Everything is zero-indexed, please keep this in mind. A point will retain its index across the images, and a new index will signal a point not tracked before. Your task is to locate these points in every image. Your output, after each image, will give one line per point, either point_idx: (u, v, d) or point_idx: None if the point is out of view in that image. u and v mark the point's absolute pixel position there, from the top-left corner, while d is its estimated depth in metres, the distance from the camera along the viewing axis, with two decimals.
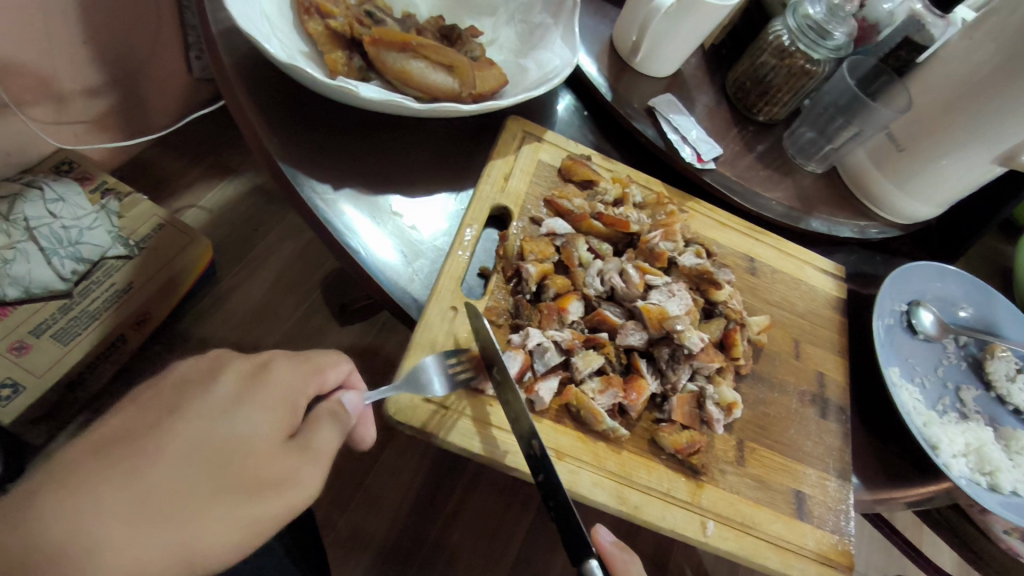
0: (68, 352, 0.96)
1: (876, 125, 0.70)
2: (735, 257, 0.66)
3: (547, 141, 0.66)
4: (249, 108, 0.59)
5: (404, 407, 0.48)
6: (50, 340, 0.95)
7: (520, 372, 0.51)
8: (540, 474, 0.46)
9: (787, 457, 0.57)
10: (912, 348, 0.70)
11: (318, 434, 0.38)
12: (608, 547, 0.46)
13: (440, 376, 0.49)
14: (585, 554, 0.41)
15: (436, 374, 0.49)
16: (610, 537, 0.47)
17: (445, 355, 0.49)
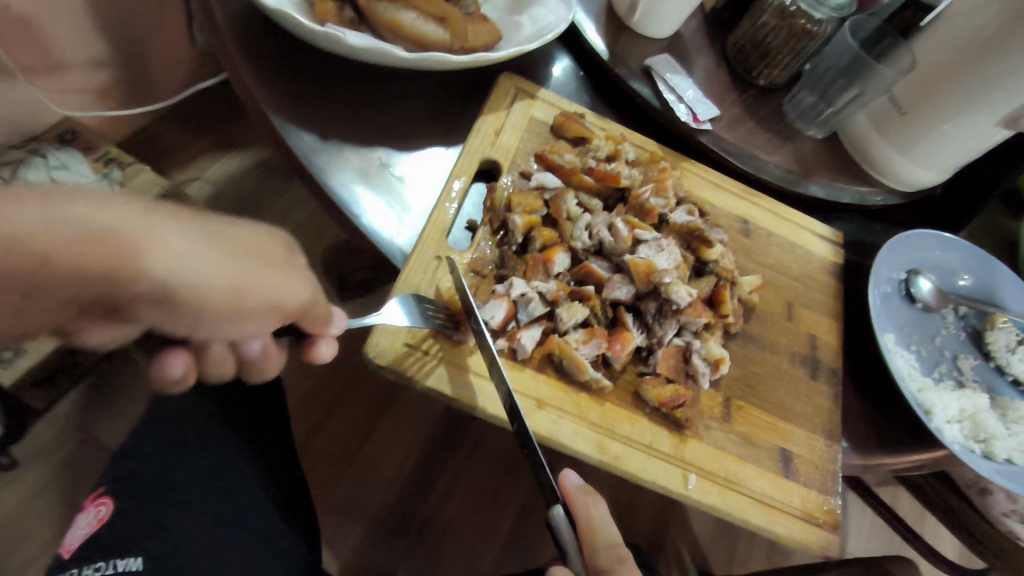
0: None
1: (879, 89, 0.68)
2: (728, 218, 0.65)
3: (540, 98, 0.64)
4: (238, 59, 0.58)
5: (382, 348, 0.48)
6: None
7: (505, 320, 0.51)
8: (515, 423, 0.46)
9: (774, 416, 0.56)
10: (910, 316, 0.68)
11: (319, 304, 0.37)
12: (574, 489, 0.46)
13: (419, 314, 0.48)
14: (554, 499, 0.45)
15: (416, 312, 0.48)
16: (576, 481, 0.46)
17: (424, 300, 0.49)
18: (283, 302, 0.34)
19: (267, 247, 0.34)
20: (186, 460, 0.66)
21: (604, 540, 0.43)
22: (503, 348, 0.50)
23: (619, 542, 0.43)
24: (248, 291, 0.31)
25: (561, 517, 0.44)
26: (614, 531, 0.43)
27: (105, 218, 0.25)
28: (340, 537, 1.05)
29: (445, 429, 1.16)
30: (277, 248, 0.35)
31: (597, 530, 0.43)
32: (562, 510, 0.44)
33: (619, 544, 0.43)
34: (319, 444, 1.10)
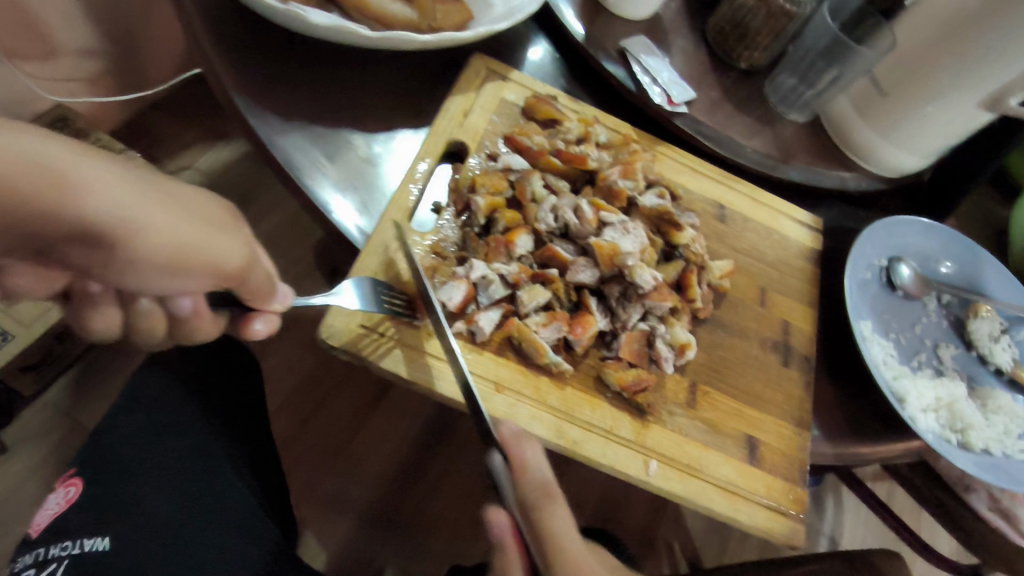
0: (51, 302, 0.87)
1: (859, 70, 0.66)
2: (702, 203, 0.64)
3: (512, 80, 0.63)
4: (204, 38, 0.57)
5: (336, 330, 0.48)
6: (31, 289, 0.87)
7: (464, 303, 0.50)
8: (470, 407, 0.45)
9: (742, 403, 0.55)
10: (890, 304, 0.67)
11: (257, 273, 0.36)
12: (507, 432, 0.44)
13: (371, 298, 0.47)
14: (492, 448, 0.43)
15: (368, 295, 0.47)
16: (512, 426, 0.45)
17: (379, 283, 0.48)
18: (227, 264, 0.33)
19: (211, 210, 0.33)
20: (159, 443, 0.66)
21: (536, 484, 0.42)
22: (462, 330, 0.50)
23: (551, 483, 0.42)
24: (190, 247, 0.30)
25: (499, 467, 0.42)
26: (547, 474, 0.42)
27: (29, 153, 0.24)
28: (327, 526, 1.05)
29: (434, 418, 1.16)
30: (223, 208, 0.34)
31: (529, 474, 0.42)
32: (501, 460, 0.43)
33: (548, 481, 0.42)
34: (308, 434, 1.10)
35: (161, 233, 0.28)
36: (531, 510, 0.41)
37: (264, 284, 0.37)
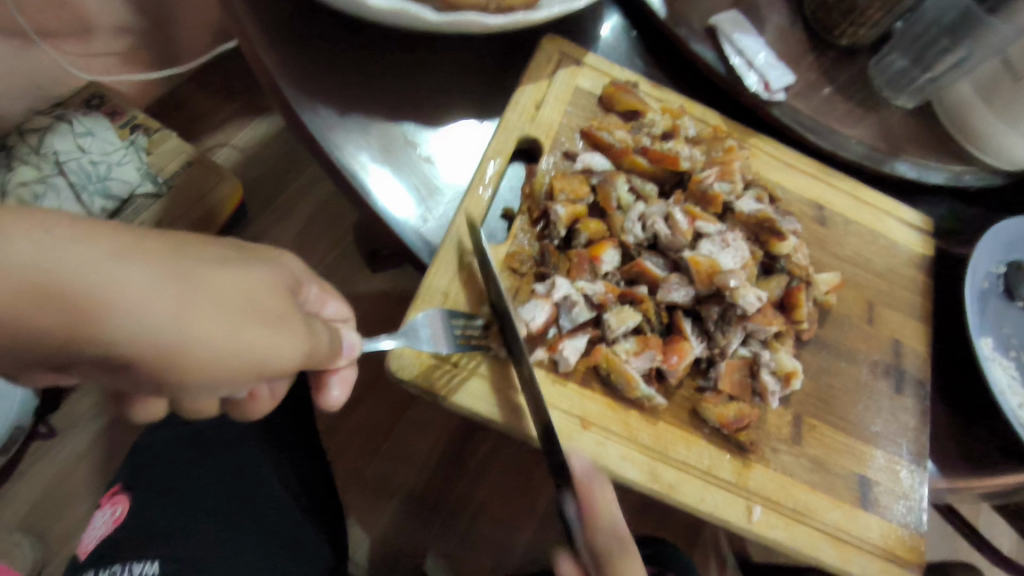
0: None
1: (991, 48, 0.56)
2: (802, 204, 0.57)
3: (587, 65, 0.56)
4: (247, 20, 0.51)
5: (407, 362, 0.44)
6: None
7: (548, 325, 0.44)
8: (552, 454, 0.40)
9: (851, 438, 0.49)
10: (1010, 317, 0.59)
11: (318, 341, 0.31)
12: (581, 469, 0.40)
13: (441, 333, 0.44)
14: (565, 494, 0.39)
15: (438, 330, 0.44)
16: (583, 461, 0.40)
17: (452, 314, 0.45)
18: (281, 356, 0.28)
19: (264, 296, 0.28)
20: (205, 462, 0.63)
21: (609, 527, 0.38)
22: (542, 360, 0.45)
23: (625, 532, 0.38)
24: (242, 344, 0.25)
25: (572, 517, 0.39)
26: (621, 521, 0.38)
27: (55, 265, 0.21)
28: (371, 517, 1.03)
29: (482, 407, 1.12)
30: (277, 287, 0.29)
31: (610, 528, 0.38)
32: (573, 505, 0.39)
33: (622, 530, 0.38)
34: (351, 423, 1.07)
35: (205, 339, 0.24)
36: (600, 562, 0.37)
37: (326, 354, 0.33)
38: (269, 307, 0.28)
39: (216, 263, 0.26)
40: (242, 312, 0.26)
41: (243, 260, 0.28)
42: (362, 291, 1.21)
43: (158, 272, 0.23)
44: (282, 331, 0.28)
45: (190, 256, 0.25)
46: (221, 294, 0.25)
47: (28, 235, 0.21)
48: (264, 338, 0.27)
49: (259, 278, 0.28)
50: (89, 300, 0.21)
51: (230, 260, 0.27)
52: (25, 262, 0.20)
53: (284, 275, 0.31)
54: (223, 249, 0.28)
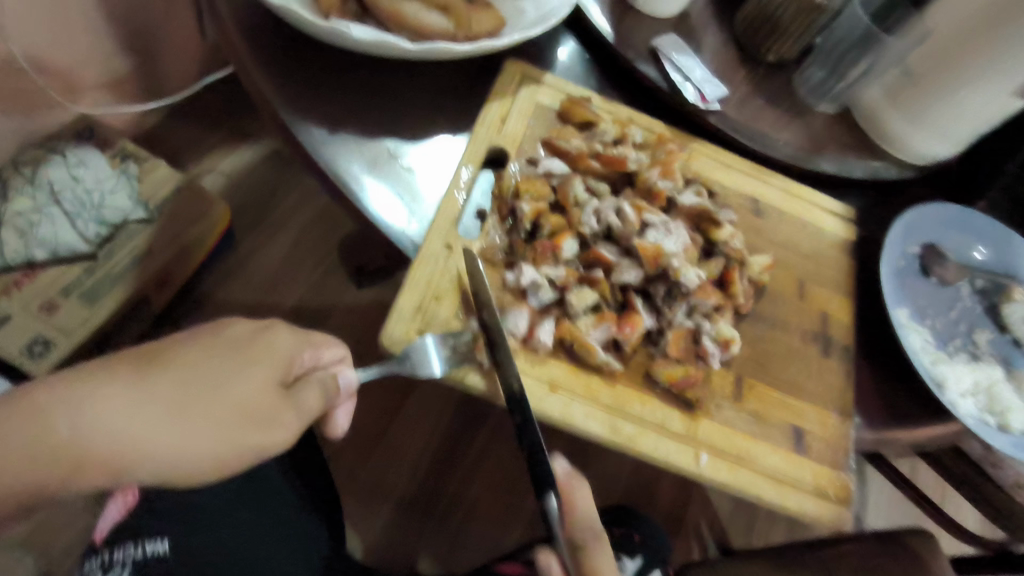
0: (37, 363, 0.96)
1: (891, 59, 0.68)
2: (739, 197, 0.65)
3: (546, 84, 0.64)
4: (248, 57, 0.58)
5: (396, 336, 0.51)
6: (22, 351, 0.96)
7: (529, 326, 0.52)
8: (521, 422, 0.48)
9: (785, 394, 0.57)
10: (925, 291, 0.68)
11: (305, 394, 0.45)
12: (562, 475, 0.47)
13: (436, 354, 0.50)
14: (548, 491, 0.46)
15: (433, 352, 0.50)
16: (565, 466, 0.48)
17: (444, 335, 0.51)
18: (280, 435, 0.43)
19: (263, 397, 0.43)
20: None
21: (586, 522, 0.46)
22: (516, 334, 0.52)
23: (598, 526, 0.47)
24: (246, 434, 0.41)
25: (555, 514, 0.45)
26: (592, 516, 0.47)
27: (102, 442, 0.36)
28: (366, 520, 1.08)
29: (467, 411, 1.18)
30: (272, 384, 0.44)
31: (579, 513, 0.46)
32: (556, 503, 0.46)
33: (597, 523, 0.47)
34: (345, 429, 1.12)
35: (199, 450, 0.39)
36: (576, 552, 0.45)
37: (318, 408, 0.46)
38: (258, 404, 0.42)
39: (214, 388, 0.41)
40: (233, 418, 0.41)
41: (239, 364, 0.43)
42: (350, 304, 1.26)
43: (171, 411, 0.39)
44: (276, 412, 0.43)
45: (194, 387, 0.40)
46: (215, 410, 0.40)
47: (84, 408, 0.36)
48: (253, 435, 0.42)
49: (247, 376, 0.42)
50: (123, 460, 0.36)
51: (235, 360, 0.43)
52: (79, 444, 0.35)
53: (282, 355, 0.45)
54: (229, 355, 0.43)
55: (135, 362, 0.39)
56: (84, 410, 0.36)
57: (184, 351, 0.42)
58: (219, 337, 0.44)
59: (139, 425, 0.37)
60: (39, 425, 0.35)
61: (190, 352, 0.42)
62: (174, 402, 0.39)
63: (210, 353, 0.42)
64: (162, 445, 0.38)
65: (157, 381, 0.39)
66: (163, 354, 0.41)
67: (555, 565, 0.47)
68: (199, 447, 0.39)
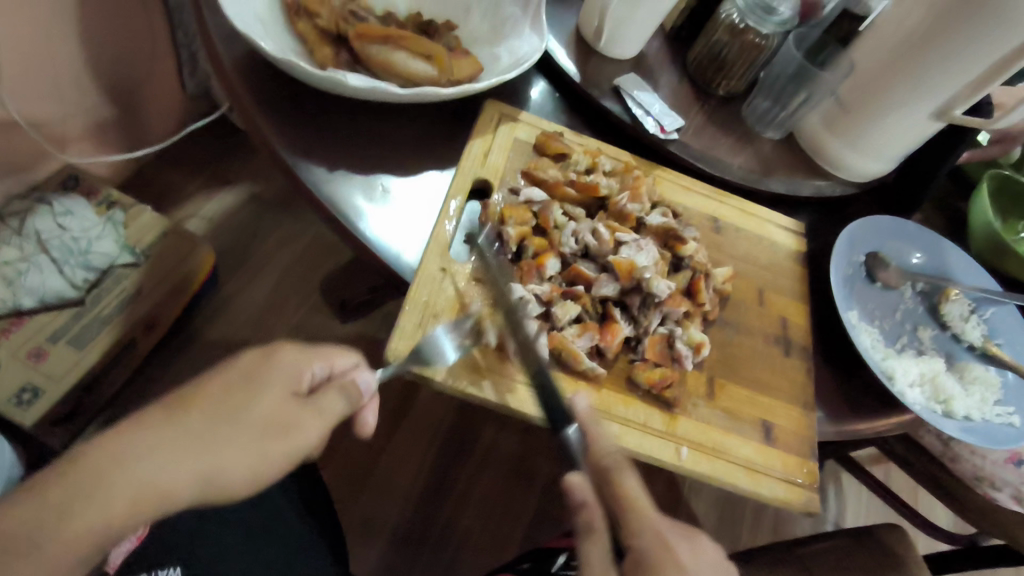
0: (26, 412, 0.95)
1: (825, 90, 0.78)
2: (701, 217, 0.72)
3: (523, 121, 0.71)
4: (250, 104, 0.63)
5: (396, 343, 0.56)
6: (10, 402, 0.95)
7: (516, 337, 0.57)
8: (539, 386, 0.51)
9: (752, 391, 0.62)
10: (872, 295, 0.75)
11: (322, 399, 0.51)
12: (581, 412, 0.50)
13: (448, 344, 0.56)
14: (568, 422, 0.50)
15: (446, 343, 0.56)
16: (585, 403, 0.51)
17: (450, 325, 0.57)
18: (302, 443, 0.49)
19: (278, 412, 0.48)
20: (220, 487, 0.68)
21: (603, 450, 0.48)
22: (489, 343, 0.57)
23: (619, 455, 0.48)
24: (271, 441, 0.48)
25: (576, 445, 0.49)
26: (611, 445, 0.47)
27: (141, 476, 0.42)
28: (360, 552, 1.09)
29: (455, 435, 1.23)
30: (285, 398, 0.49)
31: (597, 445, 0.48)
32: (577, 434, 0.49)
33: (616, 450, 0.48)
34: (337, 461, 1.14)
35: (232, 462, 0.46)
36: (602, 478, 0.47)
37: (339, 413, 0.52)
38: (280, 417, 0.48)
39: (228, 412, 0.47)
40: (256, 433, 0.47)
41: (253, 388, 0.48)
42: (337, 338, 1.29)
43: (202, 444, 0.45)
44: (295, 419, 0.49)
45: (217, 414, 0.47)
46: (241, 432, 0.47)
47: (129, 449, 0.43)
48: (275, 446, 0.48)
49: (262, 399, 0.48)
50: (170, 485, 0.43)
51: (251, 385, 0.48)
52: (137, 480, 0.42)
53: (292, 369, 0.50)
54: (245, 380, 0.49)
55: (165, 410, 0.46)
56: (129, 461, 0.42)
57: (200, 394, 0.47)
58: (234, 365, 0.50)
59: (179, 464, 0.44)
60: (98, 473, 0.42)
61: (204, 393, 0.47)
62: (203, 433, 0.46)
63: (219, 383, 0.48)
64: (200, 471, 0.45)
65: (185, 421, 0.46)
66: (191, 393, 0.47)
67: (588, 492, 0.45)
68: (233, 465, 0.46)
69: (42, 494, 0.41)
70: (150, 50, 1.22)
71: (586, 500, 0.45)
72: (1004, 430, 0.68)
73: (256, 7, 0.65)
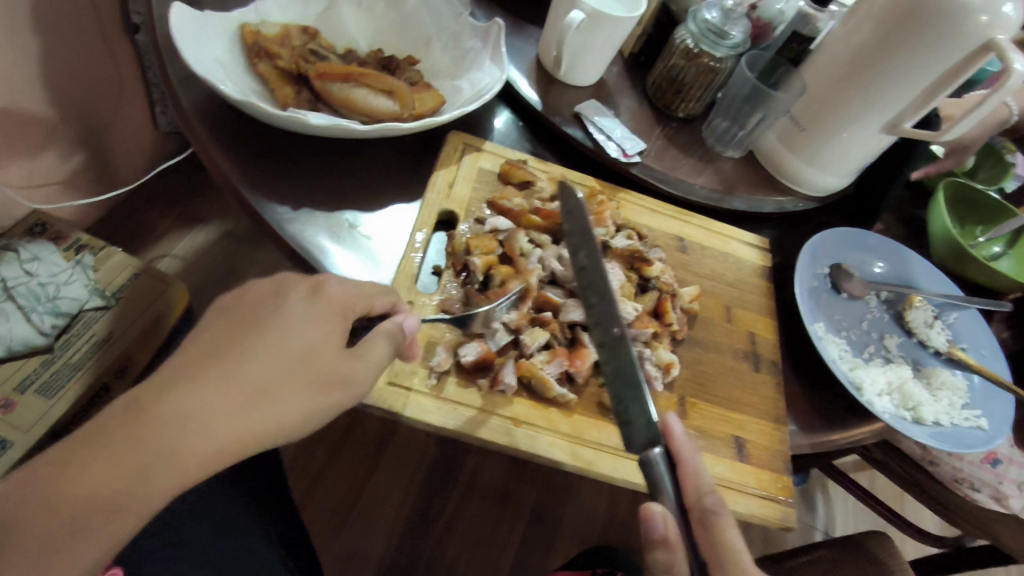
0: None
1: (779, 111, 0.80)
2: (666, 238, 0.73)
3: (486, 151, 0.72)
4: (212, 146, 0.64)
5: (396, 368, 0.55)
6: None
7: (480, 360, 0.56)
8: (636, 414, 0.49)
9: (724, 408, 0.63)
10: (837, 306, 0.77)
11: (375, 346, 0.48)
12: (679, 440, 0.48)
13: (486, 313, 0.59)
14: (654, 443, 0.48)
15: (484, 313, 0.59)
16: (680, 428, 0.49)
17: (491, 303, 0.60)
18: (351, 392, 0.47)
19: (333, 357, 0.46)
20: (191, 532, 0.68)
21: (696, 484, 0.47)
22: (445, 364, 0.56)
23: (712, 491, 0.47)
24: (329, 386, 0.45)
25: (664, 472, 0.47)
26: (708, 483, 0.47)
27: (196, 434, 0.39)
28: None
29: (439, 468, 1.23)
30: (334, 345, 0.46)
31: (694, 480, 0.47)
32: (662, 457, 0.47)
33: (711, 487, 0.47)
34: (317, 496, 1.15)
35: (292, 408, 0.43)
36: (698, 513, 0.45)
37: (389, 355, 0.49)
38: (332, 367, 0.46)
39: (281, 356, 0.43)
40: (310, 380, 0.44)
41: (301, 334, 0.45)
42: None
43: (254, 396, 0.41)
44: (346, 365, 0.46)
45: (268, 360, 0.42)
46: (301, 379, 0.43)
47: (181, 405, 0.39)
48: (328, 396, 0.45)
49: (310, 345, 0.45)
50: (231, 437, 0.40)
51: (300, 331, 0.44)
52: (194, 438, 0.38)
53: (340, 315, 0.47)
54: (292, 322, 0.44)
55: (198, 364, 0.41)
56: (193, 424, 0.39)
57: (233, 345, 0.42)
58: (275, 305, 0.45)
59: (235, 418, 0.40)
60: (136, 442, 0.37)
61: (243, 342, 0.43)
62: (257, 382, 0.42)
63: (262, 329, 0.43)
64: (258, 423, 0.41)
65: (232, 365, 0.41)
66: (232, 335, 0.43)
67: (670, 523, 0.44)
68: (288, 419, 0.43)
69: (70, 477, 0.36)
70: (117, 90, 1.22)
71: (667, 536, 0.44)
72: (973, 433, 0.69)
73: (216, 51, 0.65)
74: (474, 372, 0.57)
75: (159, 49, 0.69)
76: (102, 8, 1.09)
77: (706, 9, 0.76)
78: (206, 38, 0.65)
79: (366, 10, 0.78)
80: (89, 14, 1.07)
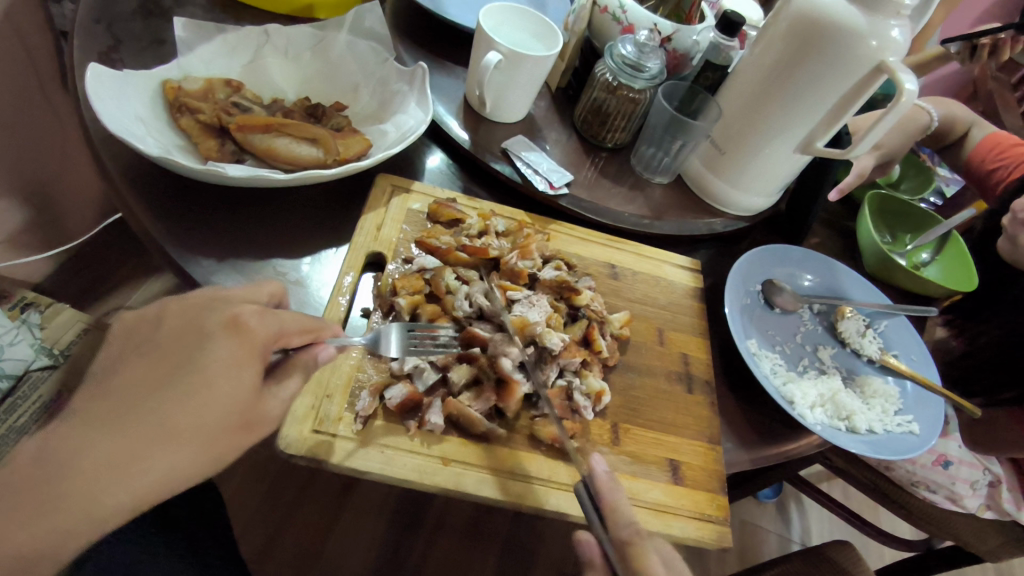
0: None
1: (700, 136, 0.83)
2: (597, 266, 0.75)
3: (414, 191, 0.73)
4: (135, 203, 0.64)
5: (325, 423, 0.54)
6: None
7: (406, 401, 0.56)
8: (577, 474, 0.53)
9: (658, 432, 0.63)
10: (771, 321, 0.78)
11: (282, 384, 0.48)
12: (600, 479, 0.51)
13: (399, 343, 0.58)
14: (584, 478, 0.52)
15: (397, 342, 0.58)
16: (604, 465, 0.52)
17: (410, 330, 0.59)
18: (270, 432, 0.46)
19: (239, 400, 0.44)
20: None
21: (623, 519, 0.49)
22: (369, 407, 0.55)
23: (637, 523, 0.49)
24: (240, 430, 0.44)
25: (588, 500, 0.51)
26: (631, 518, 0.49)
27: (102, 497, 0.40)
28: None
29: (405, 509, 1.22)
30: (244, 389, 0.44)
31: (619, 514, 0.49)
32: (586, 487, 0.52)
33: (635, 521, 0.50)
34: (278, 549, 1.11)
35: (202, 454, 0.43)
36: (622, 547, 0.49)
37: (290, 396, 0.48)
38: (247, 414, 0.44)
39: (179, 410, 0.42)
40: (224, 425, 0.43)
41: (199, 385, 0.43)
42: None
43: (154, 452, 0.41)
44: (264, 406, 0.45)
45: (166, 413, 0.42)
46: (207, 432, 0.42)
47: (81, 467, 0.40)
48: (243, 439, 0.44)
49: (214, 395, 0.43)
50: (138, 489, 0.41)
51: (207, 375, 0.43)
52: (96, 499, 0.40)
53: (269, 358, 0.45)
54: (208, 365, 0.43)
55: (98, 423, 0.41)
56: (118, 469, 0.40)
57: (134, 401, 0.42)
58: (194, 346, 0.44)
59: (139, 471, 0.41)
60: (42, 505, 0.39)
61: (142, 397, 0.42)
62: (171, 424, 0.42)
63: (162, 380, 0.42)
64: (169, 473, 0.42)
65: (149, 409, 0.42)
66: (154, 376, 0.43)
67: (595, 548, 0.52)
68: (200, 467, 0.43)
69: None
70: (61, 145, 1.22)
71: (592, 558, 0.52)
72: (906, 438, 0.70)
73: (136, 107, 0.66)
74: (403, 414, 0.57)
75: (83, 110, 0.70)
76: (41, 64, 1.09)
77: (621, 44, 0.78)
78: (127, 96, 0.66)
79: (292, 60, 0.80)
80: (27, 71, 1.07)
